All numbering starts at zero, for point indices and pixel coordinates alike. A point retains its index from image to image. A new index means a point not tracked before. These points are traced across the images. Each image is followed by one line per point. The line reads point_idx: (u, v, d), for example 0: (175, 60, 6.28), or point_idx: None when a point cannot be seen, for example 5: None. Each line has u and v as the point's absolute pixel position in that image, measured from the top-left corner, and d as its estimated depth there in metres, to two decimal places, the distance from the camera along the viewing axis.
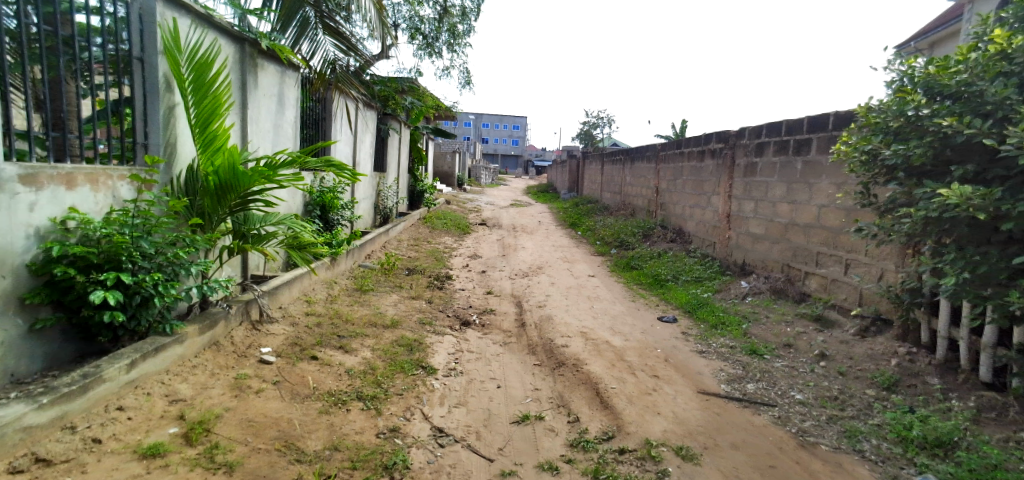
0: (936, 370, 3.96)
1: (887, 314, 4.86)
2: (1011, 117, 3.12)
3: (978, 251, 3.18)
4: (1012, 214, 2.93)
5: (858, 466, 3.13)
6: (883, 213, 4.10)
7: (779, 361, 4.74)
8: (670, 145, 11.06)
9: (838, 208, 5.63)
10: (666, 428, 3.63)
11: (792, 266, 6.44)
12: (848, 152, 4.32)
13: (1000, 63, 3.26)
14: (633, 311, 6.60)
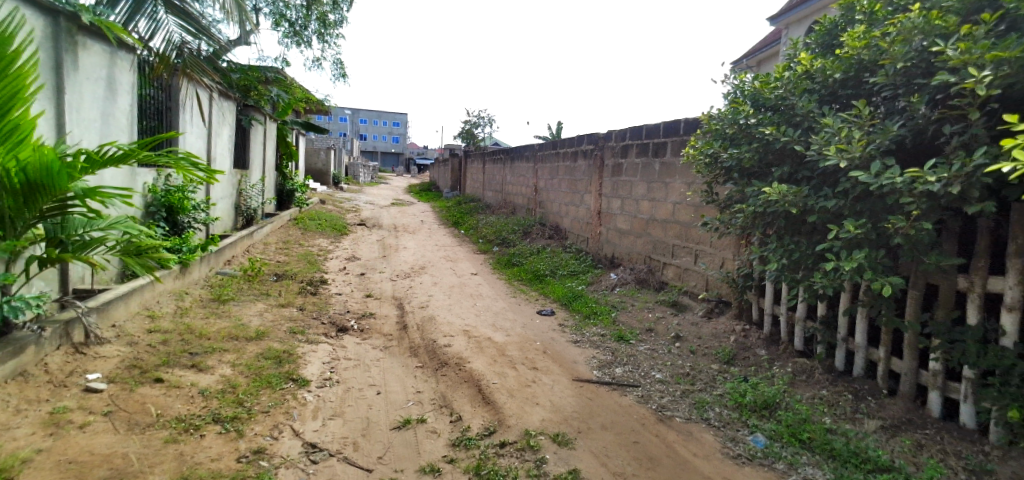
0: (764, 344, 4.59)
1: (727, 297, 5.52)
2: (814, 127, 3.70)
3: (792, 240, 3.74)
4: (816, 208, 3.45)
5: (705, 433, 3.51)
6: (723, 209, 4.64)
7: (642, 345, 5.16)
8: (547, 146, 11.50)
9: (688, 205, 6.27)
10: (544, 417, 3.78)
11: (652, 258, 7.05)
12: (695, 155, 4.83)
13: (805, 81, 3.84)
14: (513, 307, 6.77)
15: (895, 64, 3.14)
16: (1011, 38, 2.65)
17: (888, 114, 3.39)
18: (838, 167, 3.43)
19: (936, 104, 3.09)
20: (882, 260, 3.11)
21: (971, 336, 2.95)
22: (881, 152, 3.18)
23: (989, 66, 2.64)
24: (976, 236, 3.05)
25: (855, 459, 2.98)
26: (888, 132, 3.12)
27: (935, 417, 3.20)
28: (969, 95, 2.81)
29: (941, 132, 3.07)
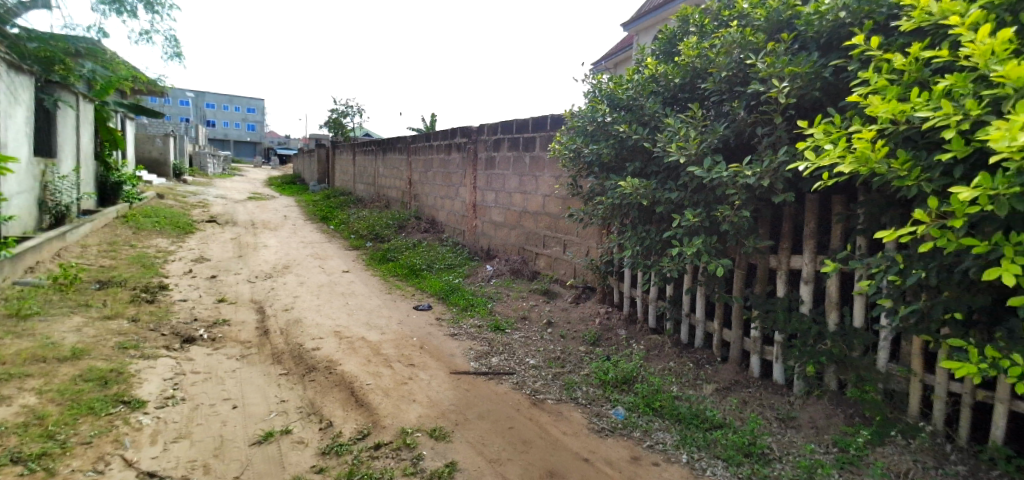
0: (624, 324, 4.97)
1: (593, 283, 5.90)
2: (659, 126, 4.06)
3: (644, 229, 4.08)
4: (662, 200, 3.80)
5: (573, 411, 3.71)
6: (586, 201, 4.92)
7: (516, 333, 5.31)
8: (419, 138, 11.29)
9: (557, 197, 6.56)
10: (421, 413, 3.72)
11: (525, 248, 7.28)
12: (560, 150, 5.05)
13: (651, 84, 4.20)
14: (389, 303, 6.56)
15: (720, 73, 3.58)
16: (803, 56, 3.14)
17: (717, 117, 3.83)
18: (678, 162, 3.80)
19: (750, 109, 3.56)
20: (714, 244, 3.52)
21: (780, 306, 3.46)
22: (711, 150, 3.59)
23: (787, 79, 3.15)
24: (782, 222, 3.57)
25: (695, 420, 3.34)
26: (716, 133, 3.54)
27: (755, 377, 3.71)
28: (775, 103, 3.28)
29: (755, 133, 3.54)
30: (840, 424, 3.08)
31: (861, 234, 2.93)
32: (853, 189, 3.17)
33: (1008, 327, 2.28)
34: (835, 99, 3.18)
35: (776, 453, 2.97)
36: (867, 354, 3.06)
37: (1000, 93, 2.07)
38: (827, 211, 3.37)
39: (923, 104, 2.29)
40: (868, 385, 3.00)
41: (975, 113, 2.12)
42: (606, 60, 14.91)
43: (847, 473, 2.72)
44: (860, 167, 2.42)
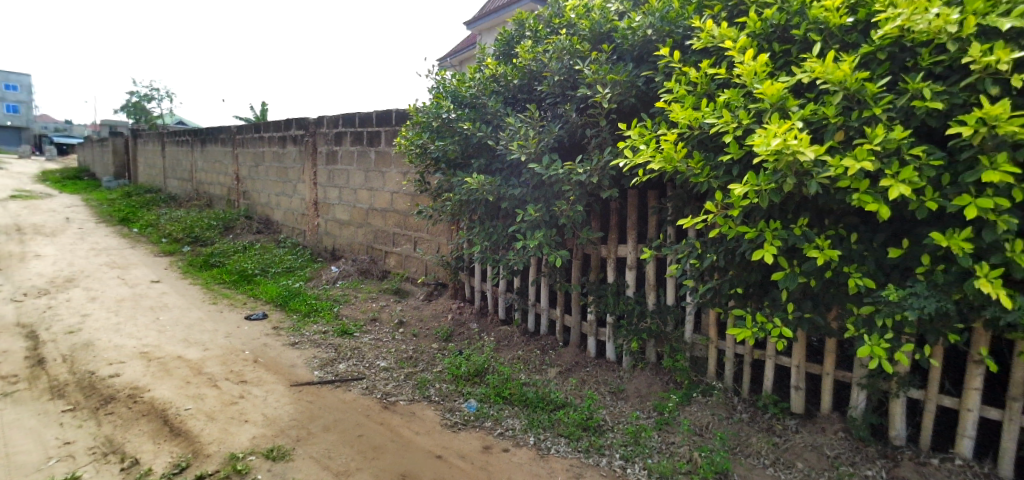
0: (475, 318, 5.05)
1: (444, 279, 5.89)
2: (502, 124, 4.18)
3: (491, 225, 4.19)
4: (506, 196, 3.92)
5: (426, 410, 3.66)
6: (435, 198, 4.89)
7: (366, 336, 5.08)
8: (248, 129, 10.17)
9: (405, 194, 6.41)
10: (254, 434, 3.36)
11: (374, 247, 7.01)
12: (406, 145, 4.94)
13: (492, 84, 4.32)
14: (214, 315, 5.81)
15: (553, 77, 3.83)
16: (621, 66, 3.47)
17: (553, 118, 4.05)
18: (520, 160, 3.96)
19: (580, 112, 3.82)
20: (554, 237, 3.74)
21: (610, 290, 3.81)
22: (548, 149, 3.80)
23: (608, 85, 3.46)
24: (609, 215, 3.92)
25: (540, 403, 3.52)
26: (552, 133, 3.76)
27: (591, 357, 4.04)
28: (600, 107, 3.59)
29: (585, 134, 3.82)
30: (658, 390, 3.48)
31: (670, 225, 3.34)
32: (663, 185, 3.59)
33: (773, 296, 2.78)
34: (648, 106, 3.58)
35: (609, 424, 3.26)
36: (677, 328, 3.51)
37: (761, 107, 2.56)
38: (644, 205, 3.78)
39: (710, 113, 2.73)
40: (678, 355, 3.44)
41: (744, 122, 2.59)
42: (451, 57, 14.88)
43: (665, 433, 3.09)
44: (666, 165, 2.83)
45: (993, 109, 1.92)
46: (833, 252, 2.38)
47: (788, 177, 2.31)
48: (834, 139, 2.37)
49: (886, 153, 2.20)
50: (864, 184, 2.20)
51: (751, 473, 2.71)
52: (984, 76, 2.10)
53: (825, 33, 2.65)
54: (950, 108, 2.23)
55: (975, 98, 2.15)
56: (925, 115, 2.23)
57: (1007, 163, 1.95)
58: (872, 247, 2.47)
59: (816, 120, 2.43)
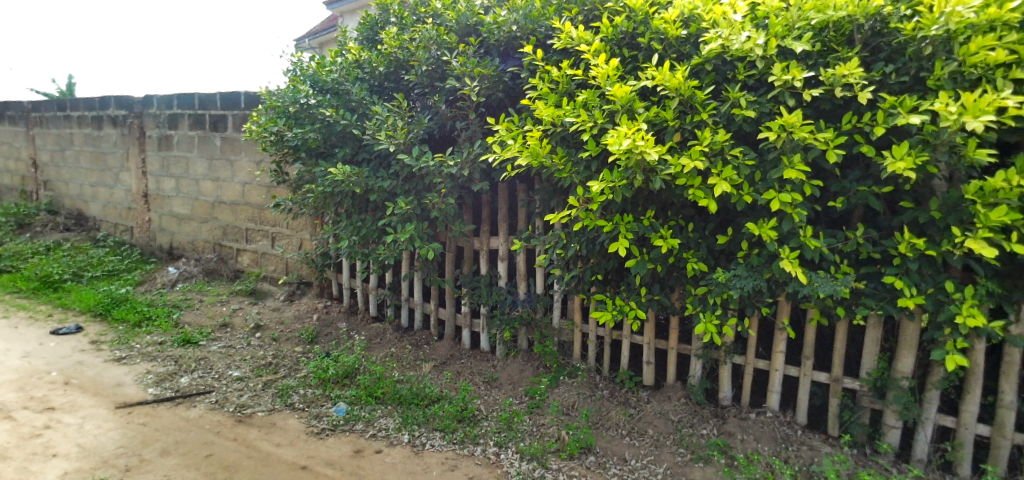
0: (344, 316, 4.82)
1: (307, 277, 5.50)
2: (368, 113, 4.01)
3: (359, 218, 4.03)
4: (374, 188, 3.80)
5: (289, 419, 3.40)
6: (294, 190, 4.55)
7: (215, 344, 4.55)
8: (47, 106, 8.46)
9: (258, 185, 5.83)
10: (67, 470, 2.82)
11: (222, 245, 6.30)
12: (258, 132, 4.52)
13: (355, 69, 4.13)
14: (4, 332, 4.76)
15: (420, 67, 3.78)
16: (488, 60, 3.55)
17: (422, 109, 4.02)
18: (388, 151, 3.86)
19: (449, 104, 3.85)
20: (426, 231, 3.71)
21: (484, 282, 3.91)
22: (418, 140, 3.77)
23: (476, 79, 3.51)
24: (481, 208, 4.00)
25: (414, 399, 3.47)
26: (421, 124, 3.73)
27: (466, 348, 4.11)
28: (469, 99, 3.64)
29: (455, 127, 3.86)
30: (530, 376, 3.65)
31: (538, 217, 3.51)
32: (530, 179, 3.75)
33: (627, 281, 3.08)
34: (514, 101, 3.71)
35: (483, 413, 3.34)
36: (546, 314, 3.71)
37: (613, 108, 2.80)
38: (513, 197, 3.91)
39: (570, 111, 2.92)
40: (547, 340, 3.65)
41: (600, 122, 2.82)
42: (309, 38, 13.84)
43: (535, 416, 3.25)
44: (532, 160, 2.97)
45: (790, 118, 2.32)
46: (674, 241, 2.70)
47: (637, 174, 2.56)
48: (674, 140, 2.69)
49: (713, 153, 2.55)
50: (697, 180, 2.54)
51: (611, 444, 2.96)
52: (783, 90, 2.53)
53: (664, 42, 2.99)
54: (760, 115, 2.66)
55: (777, 108, 2.59)
56: (742, 121, 2.62)
57: (800, 163, 2.38)
58: (705, 235, 2.84)
59: (659, 122, 2.73)
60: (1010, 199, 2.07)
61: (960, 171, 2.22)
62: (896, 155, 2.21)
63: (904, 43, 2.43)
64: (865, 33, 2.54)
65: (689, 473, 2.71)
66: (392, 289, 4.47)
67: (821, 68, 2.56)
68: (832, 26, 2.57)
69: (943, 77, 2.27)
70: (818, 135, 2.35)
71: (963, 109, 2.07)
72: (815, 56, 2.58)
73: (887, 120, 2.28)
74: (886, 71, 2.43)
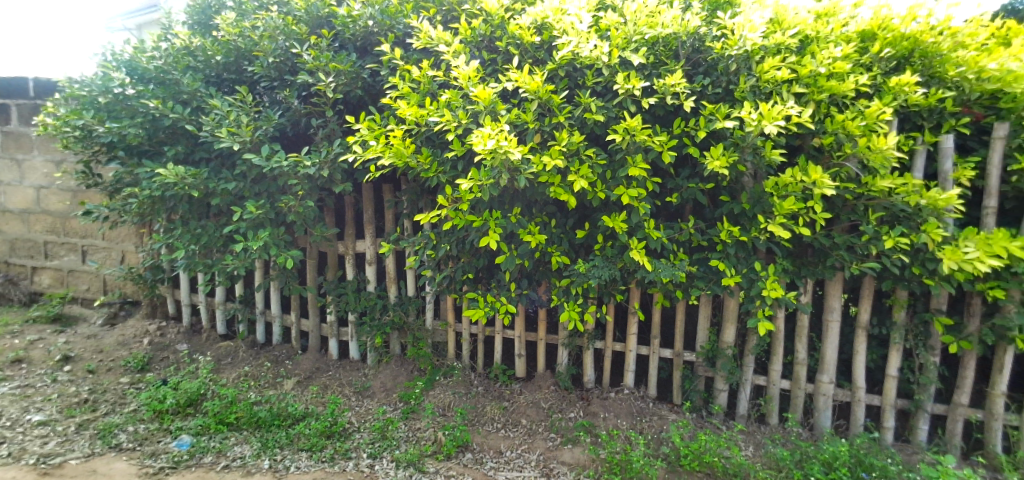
0: (184, 337, 4.29)
1: (134, 296, 4.77)
2: (204, 107, 3.59)
3: (199, 225, 3.60)
4: (217, 191, 3.41)
5: (114, 463, 2.88)
6: (110, 194, 3.91)
7: (4, 384, 3.69)
8: None
9: (58, 190, 4.85)
10: None
11: (11, 263, 5.16)
12: (56, 125, 3.76)
13: (185, 57, 3.67)
14: None
15: (266, 58, 3.47)
16: (343, 55, 3.37)
17: (272, 104, 3.71)
18: (232, 150, 3.50)
19: (303, 100, 3.64)
20: (282, 237, 3.43)
21: (351, 288, 3.75)
22: (268, 138, 3.48)
23: (331, 74, 3.32)
24: (344, 211, 3.83)
25: (275, 420, 3.17)
26: (271, 121, 3.44)
27: (334, 359, 3.92)
28: (324, 96, 3.43)
29: (310, 124, 3.63)
30: (404, 381, 3.57)
31: (407, 218, 3.45)
32: (396, 179, 3.68)
33: (497, 278, 3.17)
34: (375, 99, 3.58)
35: (355, 425, 3.18)
36: (418, 317, 3.68)
37: (477, 109, 2.85)
38: (379, 199, 3.80)
39: (434, 111, 2.91)
40: (421, 342, 3.61)
41: (464, 122, 2.84)
42: (122, 18, 11.90)
43: (411, 421, 3.19)
44: (397, 160, 2.88)
45: (632, 122, 2.58)
46: (540, 236, 2.84)
47: (503, 173, 2.63)
48: (534, 140, 2.81)
49: (570, 153, 2.72)
50: (557, 179, 2.69)
51: (487, 438, 3.02)
52: (626, 97, 2.79)
53: (520, 48, 3.12)
54: (608, 120, 2.89)
55: (621, 112, 2.84)
56: (593, 124, 2.84)
57: (642, 163, 2.66)
58: (566, 230, 3.03)
59: (521, 124, 2.83)
60: (796, 192, 2.54)
61: (762, 170, 2.66)
62: (715, 156, 2.57)
63: (716, 60, 2.83)
64: (687, 50, 2.90)
65: (560, 456, 2.86)
66: (243, 301, 4.11)
67: (654, 78, 2.87)
68: (661, 41, 2.89)
69: (746, 90, 2.69)
70: (656, 137, 2.64)
71: (763, 117, 2.48)
72: (649, 67, 2.88)
73: (708, 125, 2.64)
74: (705, 84, 2.81)
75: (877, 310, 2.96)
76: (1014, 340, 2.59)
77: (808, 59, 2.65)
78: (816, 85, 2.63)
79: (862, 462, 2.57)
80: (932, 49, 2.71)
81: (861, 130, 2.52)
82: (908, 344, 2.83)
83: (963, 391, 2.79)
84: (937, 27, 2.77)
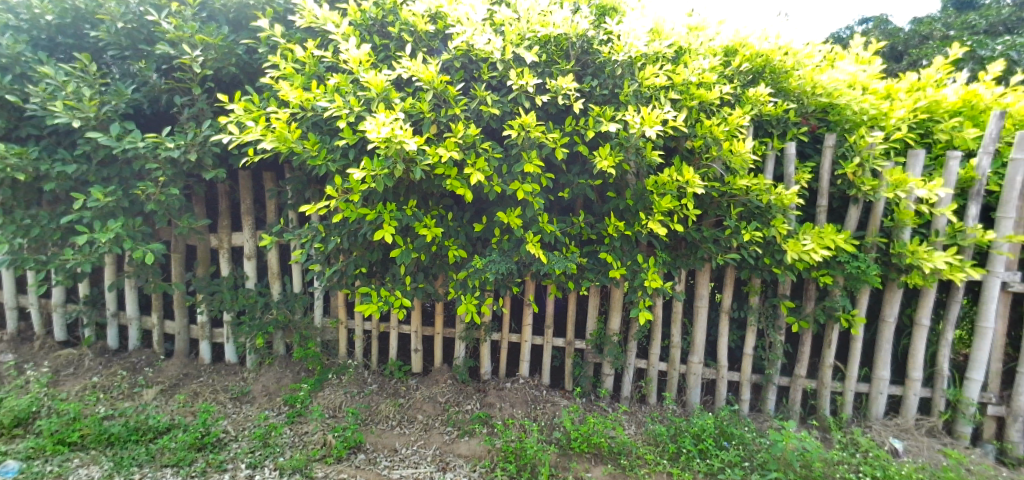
0: (9, 346, 3.66)
1: None
2: (31, 75, 3.05)
3: (27, 214, 3.06)
4: (51, 175, 2.93)
5: None
6: None
7: None
8: None
9: None
10: None
11: None
12: None
13: (4, 14, 3.09)
14: None
15: (114, 23, 3.03)
16: (212, 26, 3.02)
17: (122, 76, 3.27)
18: (71, 126, 3.01)
19: (163, 75, 3.22)
20: (139, 228, 3.04)
21: (226, 285, 3.44)
22: (118, 115, 3.04)
23: (198, 47, 2.98)
24: (217, 200, 3.49)
25: (132, 435, 2.79)
26: (121, 96, 2.99)
27: (206, 363, 3.59)
28: (190, 71, 3.06)
29: (173, 102, 3.24)
30: (289, 383, 3.35)
31: (291, 209, 3.26)
32: (279, 167, 3.46)
33: (391, 272, 3.09)
34: (252, 79, 3.27)
35: (231, 434, 2.91)
36: (306, 314, 3.47)
37: (368, 96, 2.72)
38: (259, 188, 3.52)
39: (320, 96, 2.74)
40: (309, 341, 3.42)
41: (355, 109, 2.69)
42: None
43: (297, 425, 2.99)
44: (280, 145, 2.67)
45: (527, 119, 2.63)
46: (437, 229, 2.80)
47: (398, 163, 2.53)
48: (431, 131, 2.73)
49: (466, 146, 2.70)
50: (453, 171, 2.66)
51: (381, 437, 2.93)
52: (521, 93, 2.84)
53: (413, 35, 3.01)
54: (504, 115, 2.92)
55: (516, 108, 2.88)
56: (489, 118, 2.84)
57: (537, 158, 2.72)
58: (462, 224, 3.02)
59: (415, 114, 2.74)
60: (671, 190, 2.77)
61: (643, 168, 2.85)
62: (602, 154, 2.71)
63: (603, 63, 2.96)
64: (577, 51, 2.99)
65: (456, 449, 2.86)
66: (88, 302, 3.62)
67: (547, 76, 2.94)
68: (553, 41, 2.97)
69: (629, 93, 2.86)
70: (549, 134, 2.72)
71: (644, 121, 2.67)
72: (542, 65, 2.94)
73: (596, 125, 2.78)
74: (593, 84, 2.92)
75: (736, 296, 3.34)
76: (839, 319, 3.06)
77: (681, 68, 2.90)
78: (688, 93, 2.88)
79: (725, 432, 2.89)
80: (780, 66, 3.09)
81: (724, 135, 2.82)
82: (761, 325, 3.22)
83: (802, 364, 3.25)
84: (782, 48, 3.17)
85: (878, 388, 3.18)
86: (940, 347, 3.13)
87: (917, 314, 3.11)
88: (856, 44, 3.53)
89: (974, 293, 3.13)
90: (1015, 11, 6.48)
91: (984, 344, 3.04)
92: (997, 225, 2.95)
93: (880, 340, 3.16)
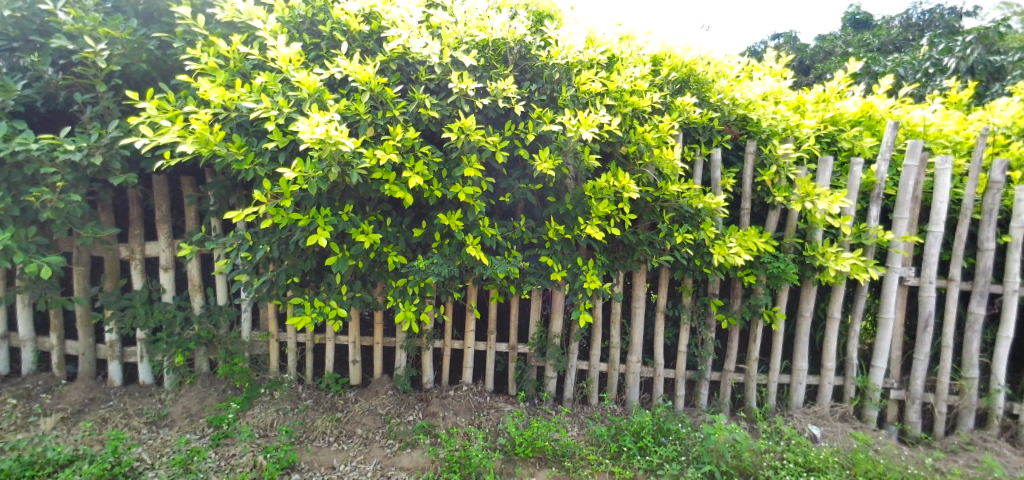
0: None
1: None
2: None
3: None
4: None
5: None
6: None
7: None
8: None
9: None
10: None
11: None
12: None
13: None
14: None
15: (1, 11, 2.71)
16: (118, 18, 2.76)
17: (11, 70, 2.93)
18: None
19: (61, 70, 2.93)
20: (33, 239, 2.73)
21: (139, 299, 3.15)
22: (6, 113, 2.73)
23: (103, 40, 2.72)
24: (127, 207, 3.21)
25: (26, 471, 2.47)
26: (9, 92, 2.68)
27: (117, 386, 3.28)
28: (92, 66, 2.79)
29: (73, 100, 2.95)
30: (213, 403, 3.12)
31: (213, 216, 3.05)
32: (198, 171, 3.24)
33: (327, 281, 2.96)
34: (166, 76, 3.02)
35: (147, 462, 2.66)
36: (232, 328, 3.26)
37: (300, 96, 2.59)
38: (176, 194, 3.27)
39: (246, 95, 2.58)
40: (236, 357, 3.20)
41: (286, 110, 2.55)
42: None
43: (222, 448, 2.78)
44: (201, 148, 2.47)
45: (467, 121, 2.61)
46: (375, 235, 2.71)
47: (332, 167, 2.41)
48: (367, 134, 2.63)
49: (405, 149, 2.63)
50: (391, 175, 2.58)
51: (317, 455, 2.79)
52: (460, 96, 2.80)
53: (347, 35, 2.90)
54: (443, 118, 2.87)
55: (456, 112, 2.84)
56: (428, 121, 2.77)
57: (477, 162, 2.69)
58: (402, 229, 2.94)
59: (350, 116, 2.64)
60: (609, 194, 2.84)
61: (582, 173, 2.89)
62: (542, 157, 2.73)
63: (541, 69, 2.99)
64: (514, 56, 3.01)
65: (398, 461, 2.77)
66: None
67: (486, 80, 2.93)
68: (491, 45, 2.97)
69: (566, 99, 2.92)
70: (489, 138, 2.70)
71: (580, 123, 2.71)
72: (480, 69, 2.93)
73: (535, 128, 2.80)
74: (532, 89, 2.94)
75: (671, 296, 3.46)
76: (763, 315, 3.26)
77: (615, 75, 2.98)
78: (622, 100, 2.96)
79: (663, 428, 2.97)
80: (703, 76, 3.26)
81: (655, 142, 2.93)
82: (694, 323, 3.37)
83: (730, 360, 3.42)
84: (704, 58, 3.35)
85: (798, 378, 3.40)
86: (849, 338, 3.40)
87: (830, 307, 3.36)
88: (768, 57, 3.77)
89: (877, 287, 3.42)
90: (901, 32, 7.20)
91: (887, 334, 3.33)
92: (895, 225, 3.24)
93: (799, 334, 3.39)
